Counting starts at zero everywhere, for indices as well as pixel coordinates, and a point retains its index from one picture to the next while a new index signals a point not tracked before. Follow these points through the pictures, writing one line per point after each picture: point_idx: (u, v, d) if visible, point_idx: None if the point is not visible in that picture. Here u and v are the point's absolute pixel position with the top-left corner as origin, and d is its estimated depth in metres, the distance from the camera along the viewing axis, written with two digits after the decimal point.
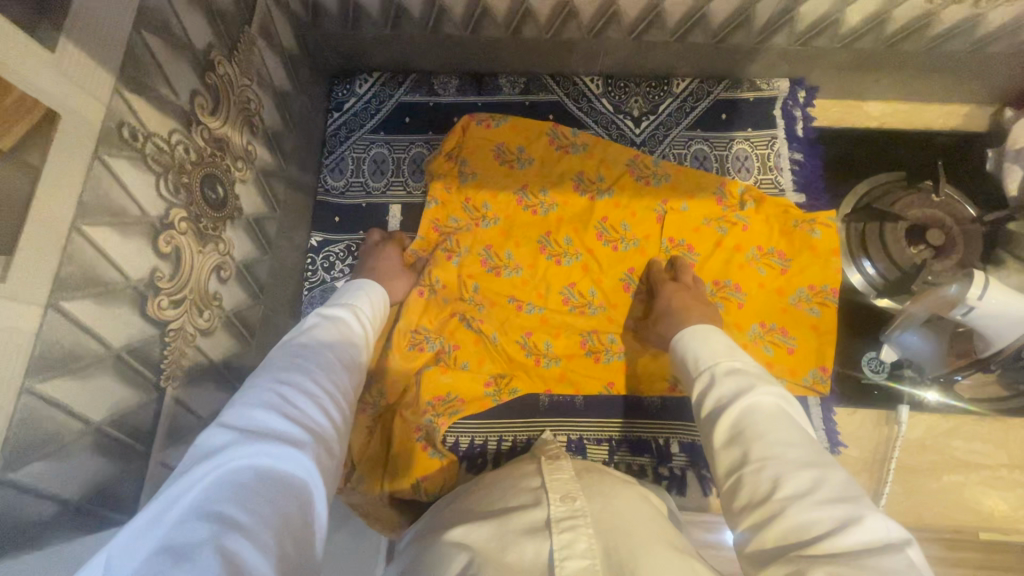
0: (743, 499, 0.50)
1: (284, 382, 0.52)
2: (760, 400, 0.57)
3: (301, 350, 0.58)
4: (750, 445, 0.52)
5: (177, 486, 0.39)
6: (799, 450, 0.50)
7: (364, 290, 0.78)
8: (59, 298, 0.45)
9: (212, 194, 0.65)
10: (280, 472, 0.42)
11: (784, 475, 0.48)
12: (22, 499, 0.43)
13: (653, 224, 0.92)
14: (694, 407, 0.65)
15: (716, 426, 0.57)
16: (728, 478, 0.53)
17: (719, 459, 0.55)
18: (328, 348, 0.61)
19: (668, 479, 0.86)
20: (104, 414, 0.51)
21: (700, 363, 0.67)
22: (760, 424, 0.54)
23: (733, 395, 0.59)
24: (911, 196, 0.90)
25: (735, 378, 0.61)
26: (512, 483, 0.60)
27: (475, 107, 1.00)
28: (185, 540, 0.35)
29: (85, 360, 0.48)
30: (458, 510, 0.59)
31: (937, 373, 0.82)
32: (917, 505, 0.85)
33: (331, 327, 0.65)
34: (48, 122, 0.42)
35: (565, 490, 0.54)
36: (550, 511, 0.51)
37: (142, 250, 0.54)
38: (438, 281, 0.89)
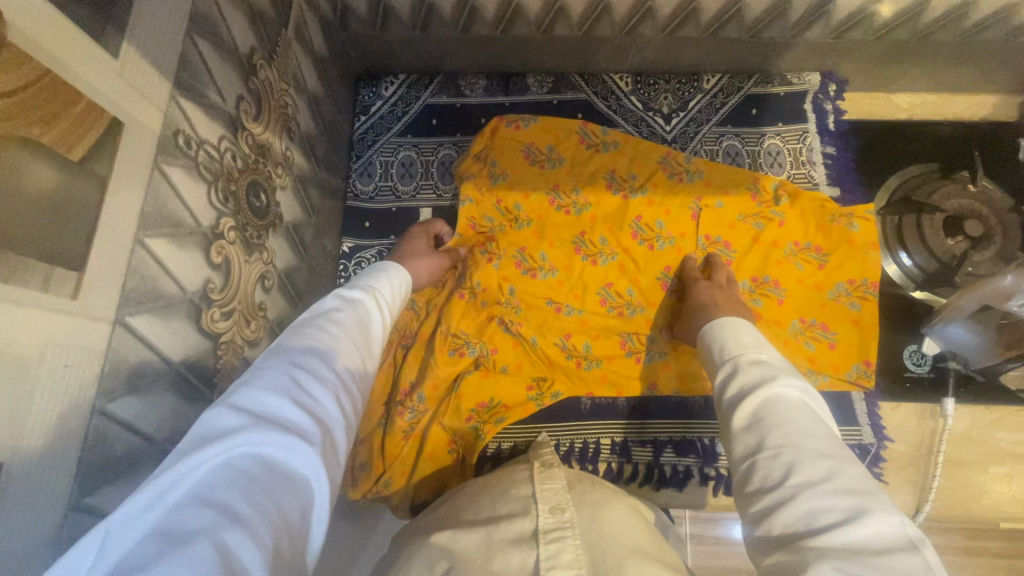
0: (755, 484, 0.49)
1: (301, 364, 0.44)
2: (784, 392, 0.55)
3: (324, 328, 0.50)
4: (767, 432, 0.51)
5: (173, 469, 0.33)
6: (818, 441, 0.49)
7: (386, 273, 0.66)
8: (125, 313, 0.43)
9: (256, 202, 0.64)
10: (285, 469, 0.36)
11: (799, 465, 0.47)
12: (96, 523, 0.42)
13: (689, 221, 0.90)
14: (714, 392, 0.63)
15: (736, 410, 0.56)
16: (742, 462, 0.52)
17: (734, 443, 0.54)
18: (352, 330, 0.52)
19: (715, 479, 0.86)
20: (167, 433, 0.49)
21: (725, 353, 0.65)
22: (781, 412, 0.52)
23: (756, 383, 0.57)
24: (947, 186, 0.90)
25: (759, 368, 0.59)
26: (502, 487, 0.57)
27: (503, 107, 0.99)
28: (175, 536, 0.30)
29: (148, 378, 0.46)
30: (450, 509, 0.58)
31: (984, 364, 0.82)
32: (966, 498, 0.85)
33: (357, 307, 0.56)
34: (113, 130, 0.41)
35: (555, 500, 0.52)
36: (537, 521, 0.49)
37: (198, 262, 0.52)
38: (477, 285, 0.88)
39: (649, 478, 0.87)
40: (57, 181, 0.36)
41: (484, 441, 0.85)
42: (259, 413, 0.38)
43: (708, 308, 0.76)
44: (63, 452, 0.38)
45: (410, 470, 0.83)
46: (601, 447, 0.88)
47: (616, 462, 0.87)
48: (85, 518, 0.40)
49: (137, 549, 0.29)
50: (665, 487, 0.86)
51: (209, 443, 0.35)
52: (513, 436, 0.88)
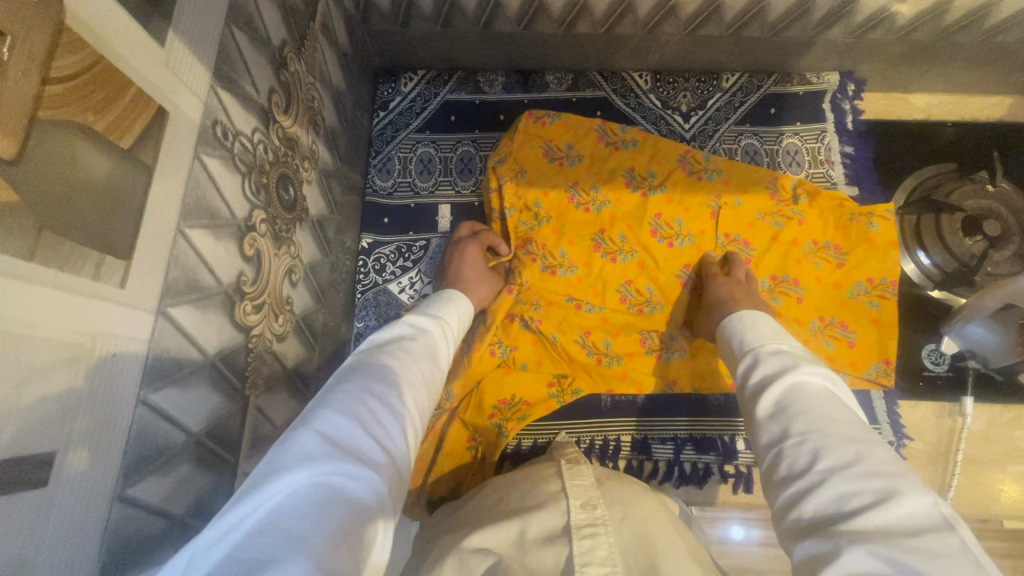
0: (782, 472, 0.48)
1: (372, 394, 0.45)
2: (807, 380, 0.55)
3: (392, 361, 0.51)
4: (792, 420, 0.51)
5: (257, 490, 0.34)
6: (844, 426, 0.48)
7: (452, 301, 0.70)
8: (167, 303, 0.43)
9: (285, 195, 0.63)
10: (357, 496, 0.36)
11: (825, 450, 0.46)
12: (137, 515, 0.41)
13: (708, 219, 0.90)
14: (735, 383, 0.63)
15: (759, 399, 0.56)
16: (768, 452, 0.52)
17: (759, 433, 0.54)
18: (420, 362, 0.54)
19: (734, 476, 0.86)
20: (202, 425, 0.49)
21: (745, 345, 0.65)
22: (805, 399, 0.52)
23: (778, 371, 0.57)
24: (967, 186, 0.90)
25: (779, 358, 0.59)
26: (530, 484, 0.57)
27: (522, 104, 0.99)
28: (255, 554, 0.30)
29: (187, 369, 0.46)
30: (478, 505, 0.57)
31: (1003, 363, 0.82)
32: (984, 497, 0.85)
33: (420, 341, 0.57)
34: (159, 119, 0.41)
35: (586, 496, 0.52)
36: (568, 517, 0.49)
37: (232, 254, 0.52)
38: (527, 285, 0.89)
39: (669, 476, 0.87)
40: (108, 168, 0.36)
41: (507, 438, 0.85)
42: (335, 440, 0.39)
43: (726, 303, 0.76)
44: (109, 443, 0.38)
45: (430, 466, 0.82)
46: (622, 445, 0.88)
47: (638, 459, 0.87)
48: (128, 510, 0.40)
49: (219, 565, 0.29)
50: (686, 485, 0.87)
51: (291, 466, 0.36)
52: (533, 433, 0.88)
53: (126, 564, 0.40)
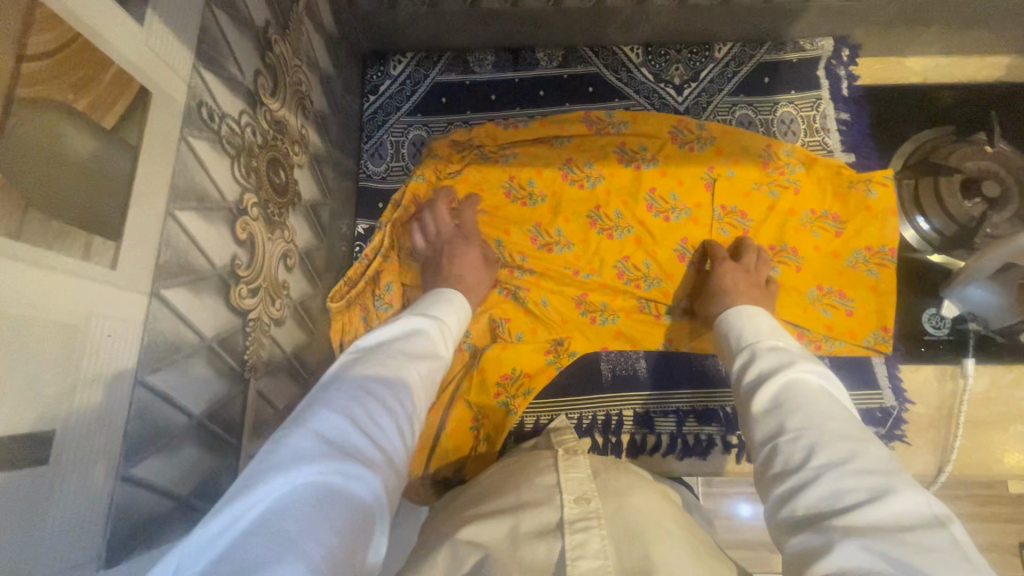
0: (777, 468, 0.48)
1: (372, 395, 0.47)
2: (805, 378, 0.55)
3: (395, 361, 0.53)
4: (788, 417, 0.51)
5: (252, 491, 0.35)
6: (840, 424, 0.48)
7: (452, 302, 0.71)
8: (160, 286, 0.43)
9: (276, 179, 0.63)
10: (355, 496, 0.38)
11: (820, 446, 0.46)
12: (143, 494, 0.41)
13: (704, 192, 0.91)
14: (732, 380, 0.63)
15: (755, 395, 0.56)
16: (763, 447, 0.51)
17: (754, 428, 0.54)
18: (417, 361, 0.55)
19: (738, 447, 0.84)
20: (203, 408, 0.49)
21: (743, 341, 0.65)
22: (801, 397, 0.52)
23: (775, 368, 0.57)
24: (965, 148, 0.89)
25: (776, 355, 0.59)
26: (527, 473, 0.57)
27: (513, 83, 0.98)
28: (248, 560, 0.31)
29: (183, 352, 0.46)
30: (476, 493, 0.58)
31: (1003, 324, 0.81)
32: (987, 458, 0.83)
33: (420, 341, 0.59)
34: (142, 99, 0.41)
35: (580, 490, 0.51)
36: (562, 512, 0.49)
37: (224, 237, 0.52)
38: (533, 268, 0.90)
39: (673, 449, 0.85)
40: (92, 149, 0.36)
41: (517, 416, 0.85)
42: (330, 439, 0.40)
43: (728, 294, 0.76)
44: (110, 422, 0.38)
45: (431, 448, 0.82)
46: (624, 419, 0.86)
47: (642, 434, 0.85)
48: (133, 490, 0.40)
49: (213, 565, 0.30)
50: (690, 457, 0.84)
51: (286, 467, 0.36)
52: (536, 412, 0.87)
53: (132, 545, 0.41)
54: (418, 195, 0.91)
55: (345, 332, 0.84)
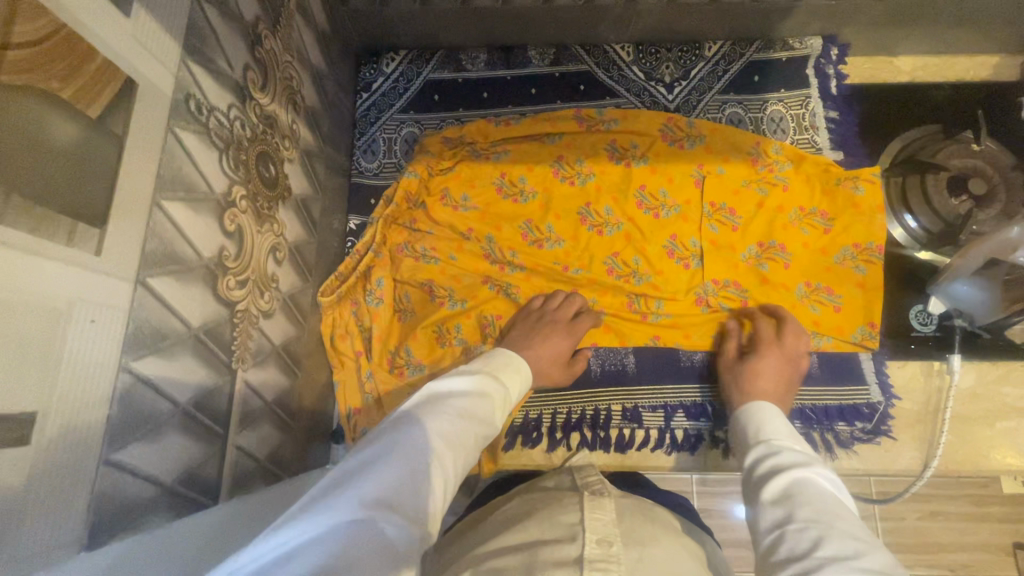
0: (780, 555, 0.48)
1: (424, 457, 0.48)
2: (818, 478, 0.54)
3: (452, 420, 0.53)
4: (797, 507, 0.50)
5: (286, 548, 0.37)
6: (849, 524, 0.48)
7: (515, 361, 0.68)
8: (146, 274, 0.43)
9: (265, 173, 0.64)
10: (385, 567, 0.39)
11: (827, 539, 0.46)
12: (127, 479, 0.42)
13: (693, 189, 0.92)
14: (742, 464, 0.62)
15: (766, 483, 0.55)
16: (769, 534, 0.51)
17: (760, 514, 0.53)
18: (474, 425, 0.54)
19: (725, 442, 0.84)
20: (189, 395, 0.49)
21: (759, 436, 0.64)
22: (812, 492, 0.52)
23: (788, 462, 0.57)
24: (953, 146, 0.90)
25: (794, 451, 0.59)
26: (549, 511, 0.55)
27: (505, 81, 0.99)
28: None
29: (169, 339, 0.47)
30: (499, 524, 0.57)
31: (989, 321, 0.81)
32: (973, 454, 0.84)
33: (483, 402, 0.57)
34: (128, 89, 0.41)
35: (604, 531, 0.50)
36: (584, 549, 0.47)
37: (212, 228, 0.53)
38: (524, 263, 0.90)
39: (661, 444, 0.85)
40: (77, 137, 0.37)
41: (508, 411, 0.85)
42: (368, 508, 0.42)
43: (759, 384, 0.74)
44: (94, 405, 0.39)
45: None
46: (613, 414, 0.86)
47: (628, 429, 0.86)
48: (117, 474, 0.41)
49: None
50: (678, 452, 0.85)
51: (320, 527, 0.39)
52: (526, 406, 0.87)
53: (114, 529, 0.41)
54: (409, 190, 0.92)
55: (336, 327, 0.86)
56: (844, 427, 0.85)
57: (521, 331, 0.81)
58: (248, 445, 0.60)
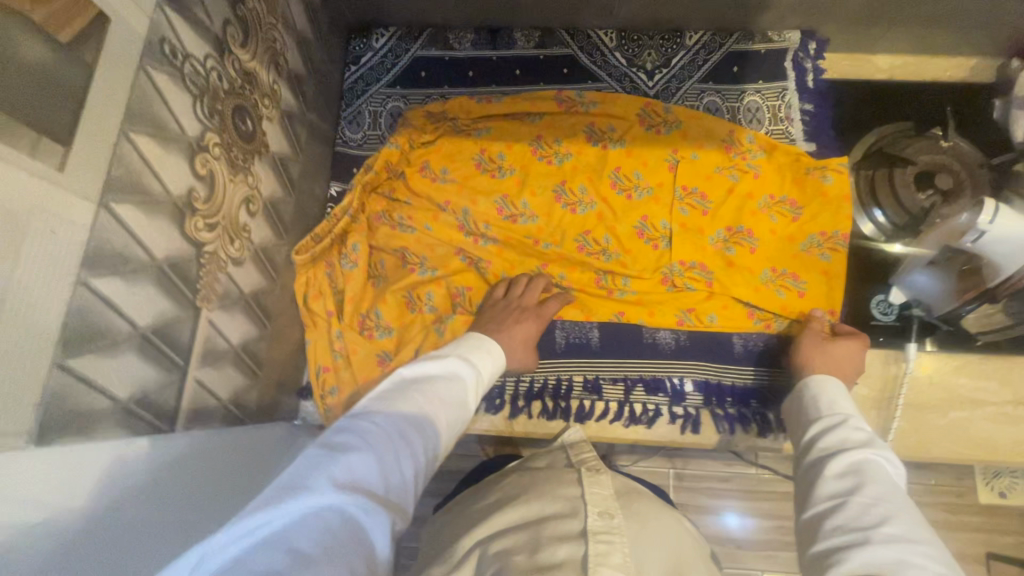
0: (843, 517, 0.54)
1: (396, 434, 0.51)
2: (885, 465, 0.60)
3: (421, 402, 0.57)
4: (866, 483, 0.57)
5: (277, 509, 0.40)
6: (913, 512, 0.54)
7: (486, 349, 0.73)
8: (109, 198, 0.46)
9: (242, 127, 0.67)
10: (367, 528, 0.42)
11: (895, 518, 0.52)
12: (80, 387, 0.45)
13: (667, 172, 0.94)
14: (805, 439, 0.69)
15: (835, 458, 0.61)
16: (831, 497, 0.57)
17: (821, 483, 0.60)
18: (445, 405, 0.59)
19: (682, 418, 0.87)
20: (148, 321, 0.52)
21: (833, 410, 0.70)
22: (879, 474, 0.58)
23: (858, 444, 0.63)
24: (922, 142, 0.92)
25: (863, 435, 0.64)
26: (548, 486, 0.61)
27: (490, 61, 1.02)
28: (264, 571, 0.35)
29: (131, 265, 0.49)
30: (504, 498, 0.63)
31: (946, 311, 0.83)
32: (924, 441, 0.85)
33: (452, 385, 0.62)
34: (99, 22, 0.44)
35: (603, 506, 0.56)
36: (586, 522, 0.53)
37: (181, 168, 0.56)
38: (498, 237, 0.93)
39: (619, 416, 0.87)
40: (44, 57, 0.40)
41: None
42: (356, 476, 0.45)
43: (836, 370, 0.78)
44: (49, 310, 0.41)
45: None
46: (574, 385, 0.89)
47: (589, 400, 0.88)
48: (70, 380, 0.44)
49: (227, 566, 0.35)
50: (635, 425, 0.87)
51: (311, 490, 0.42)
52: None
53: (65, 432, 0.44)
54: (389, 161, 0.95)
55: (309, 287, 0.88)
56: None
57: (495, 316, 0.83)
58: (210, 382, 0.63)
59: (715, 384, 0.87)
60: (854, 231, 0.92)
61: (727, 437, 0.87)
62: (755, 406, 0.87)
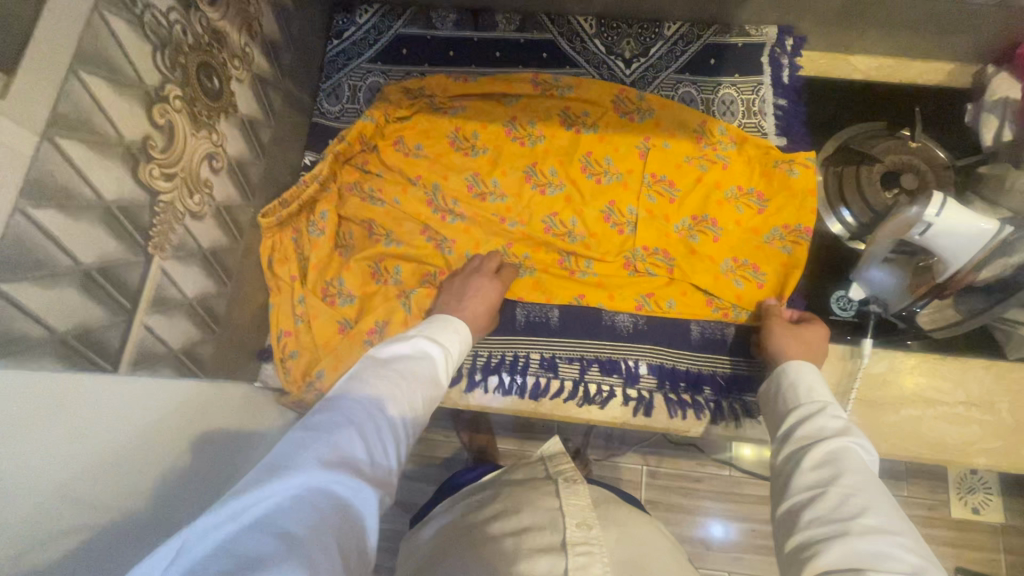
0: (822, 509, 0.54)
1: (371, 412, 0.55)
2: (862, 453, 0.60)
3: (392, 380, 0.60)
4: (844, 473, 0.56)
5: (258, 492, 0.44)
6: (885, 499, 0.54)
7: (450, 326, 0.74)
8: (54, 132, 0.47)
9: (208, 84, 0.68)
10: (348, 504, 0.47)
11: (873, 510, 0.52)
12: (13, 312, 0.46)
13: (637, 159, 0.95)
14: (782, 426, 0.68)
15: (812, 446, 0.61)
16: (809, 487, 0.57)
17: (799, 473, 0.59)
18: (416, 382, 0.62)
19: (636, 401, 0.87)
20: (93, 259, 0.54)
21: (809, 398, 0.68)
22: (857, 463, 0.58)
23: (835, 433, 0.62)
24: (891, 141, 0.93)
25: (840, 422, 0.63)
26: (527, 496, 0.66)
27: (471, 42, 1.03)
28: (249, 553, 0.40)
29: (76, 200, 0.51)
30: (482, 511, 0.67)
31: (903, 305, 0.83)
32: (875, 437, 0.86)
33: (425, 363, 0.65)
34: None
35: (581, 516, 0.61)
36: (565, 534, 0.58)
37: (137, 115, 0.57)
38: (466, 214, 0.94)
39: (574, 395, 0.88)
40: None
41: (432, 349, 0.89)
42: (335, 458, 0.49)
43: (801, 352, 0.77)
44: None
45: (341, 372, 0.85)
46: (531, 363, 0.89)
47: (544, 377, 0.89)
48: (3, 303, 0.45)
49: (215, 551, 0.40)
50: (588, 405, 0.88)
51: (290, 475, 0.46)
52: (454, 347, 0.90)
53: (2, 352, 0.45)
54: (364, 133, 0.96)
55: (276, 251, 0.90)
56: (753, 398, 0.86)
57: (452, 294, 0.84)
58: (160, 329, 0.65)
59: (668, 368, 0.88)
60: (821, 230, 0.93)
61: (679, 422, 0.87)
62: (708, 393, 0.87)
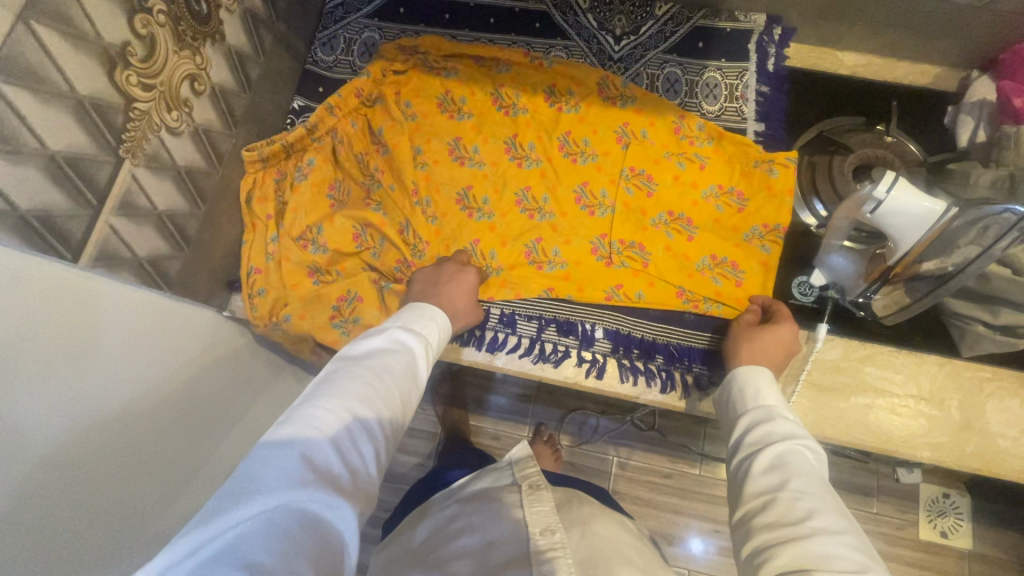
0: (771, 517, 0.52)
1: (341, 420, 0.54)
2: (811, 451, 0.58)
3: (362, 380, 0.58)
4: (792, 477, 0.54)
5: (221, 520, 0.44)
6: (831, 498, 0.53)
7: (431, 317, 0.72)
8: (29, 16, 0.51)
9: (197, 8, 0.73)
10: (322, 523, 0.47)
11: (819, 512, 0.51)
12: None
13: (615, 144, 0.97)
14: (734, 435, 0.65)
15: (761, 451, 0.59)
16: (759, 495, 0.56)
17: (750, 480, 0.57)
18: (390, 379, 0.60)
19: (590, 363, 0.89)
20: (61, 146, 0.57)
21: (757, 401, 0.66)
22: (806, 463, 0.56)
23: (784, 434, 0.60)
24: (865, 134, 0.95)
25: (790, 424, 0.61)
26: (497, 505, 0.66)
27: (467, 7, 1.06)
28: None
29: (47, 86, 0.54)
30: (452, 524, 0.66)
31: (856, 293, 0.85)
32: (821, 420, 0.86)
33: (401, 358, 0.63)
34: None
35: (545, 523, 0.61)
36: (532, 542, 0.58)
37: (118, 21, 0.62)
38: (444, 177, 0.96)
39: (530, 352, 0.90)
40: None
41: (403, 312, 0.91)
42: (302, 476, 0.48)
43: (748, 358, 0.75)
44: None
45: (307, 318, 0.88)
46: (490, 317, 0.92)
47: (502, 333, 0.91)
48: None
49: None
50: (543, 362, 0.89)
51: (252, 500, 0.45)
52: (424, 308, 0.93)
53: None
54: (360, 87, 0.99)
55: (256, 188, 0.94)
56: (703, 370, 0.87)
57: (428, 284, 0.82)
58: (124, 233, 0.68)
59: (625, 337, 0.90)
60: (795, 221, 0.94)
61: (630, 388, 0.88)
62: (660, 362, 0.89)
